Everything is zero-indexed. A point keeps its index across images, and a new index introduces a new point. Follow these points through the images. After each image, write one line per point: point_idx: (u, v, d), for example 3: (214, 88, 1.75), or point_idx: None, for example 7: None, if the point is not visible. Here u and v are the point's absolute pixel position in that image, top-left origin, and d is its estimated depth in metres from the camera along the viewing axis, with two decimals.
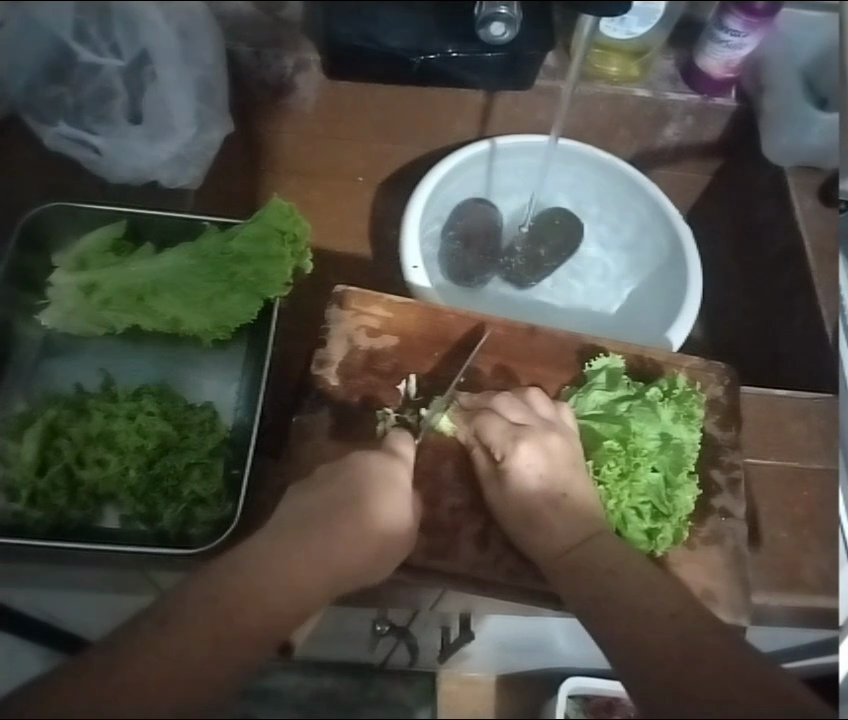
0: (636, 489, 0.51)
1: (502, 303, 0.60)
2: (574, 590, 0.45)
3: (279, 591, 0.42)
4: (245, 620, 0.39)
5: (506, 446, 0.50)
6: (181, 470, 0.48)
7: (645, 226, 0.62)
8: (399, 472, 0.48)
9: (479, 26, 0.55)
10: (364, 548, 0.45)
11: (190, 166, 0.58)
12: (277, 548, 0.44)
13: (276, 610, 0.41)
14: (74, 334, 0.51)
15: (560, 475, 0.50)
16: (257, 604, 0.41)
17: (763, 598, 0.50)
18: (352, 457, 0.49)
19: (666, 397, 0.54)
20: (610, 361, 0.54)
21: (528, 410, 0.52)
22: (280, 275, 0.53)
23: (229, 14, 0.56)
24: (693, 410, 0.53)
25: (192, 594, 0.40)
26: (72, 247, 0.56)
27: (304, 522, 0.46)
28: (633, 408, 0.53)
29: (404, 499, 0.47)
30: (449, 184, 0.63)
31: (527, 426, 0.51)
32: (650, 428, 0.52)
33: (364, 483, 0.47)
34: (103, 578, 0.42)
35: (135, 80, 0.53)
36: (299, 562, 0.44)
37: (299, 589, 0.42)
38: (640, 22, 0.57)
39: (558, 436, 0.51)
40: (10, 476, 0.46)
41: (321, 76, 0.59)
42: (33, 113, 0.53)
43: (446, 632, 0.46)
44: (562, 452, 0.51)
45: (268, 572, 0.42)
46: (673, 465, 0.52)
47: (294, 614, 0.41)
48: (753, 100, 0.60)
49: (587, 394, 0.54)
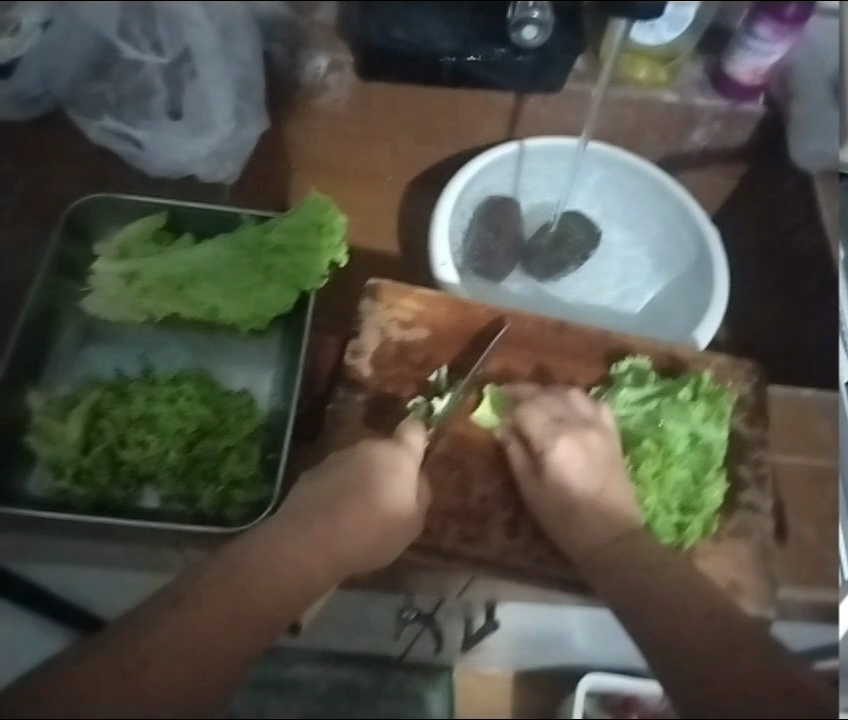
0: (666, 483, 0.51)
1: (522, 298, 0.58)
2: (608, 585, 0.46)
3: (286, 579, 0.43)
4: (257, 605, 0.42)
5: (546, 439, 0.52)
6: (219, 453, 0.47)
7: (671, 227, 0.63)
8: (404, 461, 0.49)
9: (514, 28, 0.63)
10: (370, 533, 0.46)
11: (228, 161, 0.58)
12: (286, 530, 0.45)
13: (284, 596, 0.43)
14: (115, 319, 0.52)
15: (595, 473, 0.51)
16: (268, 591, 0.42)
17: (790, 592, 0.49)
18: (357, 445, 0.50)
19: (695, 396, 0.54)
20: (637, 361, 0.55)
21: (568, 407, 0.52)
22: (316, 267, 0.54)
23: (266, 17, 0.62)
24: (723, 409, 0.54)
25: (208, 576, 0.42)
26: (112, 237, 0.54)
27: (312, 507, 0.47)
28: (663, 405, 0.53)
29: (406, 485, 0.48)
30: (480, 181, 0.63)
31: (566, 420, 0.52)
32: (679, 425, 0.52)
33: (369, 470, 0.48)
34: (134, 554, 0.44)
35: (174, 78, 0.59)
36: (305, 547, 0.45)
37: (305, 575, 0.44)
38: (670, 27, 0.64)
39: (597, 432, 0.52)
40: (55, 453, 0.46)
41: (355, 76, 0.63)
42: (78, 108, 0.57)
43: (470, 622, 0.47)
44: (602, 450, 0.51)
45: (276, 556, 0.43)
46: (702, 464, 0.52)
47: (301, 598, 0.43)
48: (781, 104, 0.63)
49: (616, 392, 0.54)
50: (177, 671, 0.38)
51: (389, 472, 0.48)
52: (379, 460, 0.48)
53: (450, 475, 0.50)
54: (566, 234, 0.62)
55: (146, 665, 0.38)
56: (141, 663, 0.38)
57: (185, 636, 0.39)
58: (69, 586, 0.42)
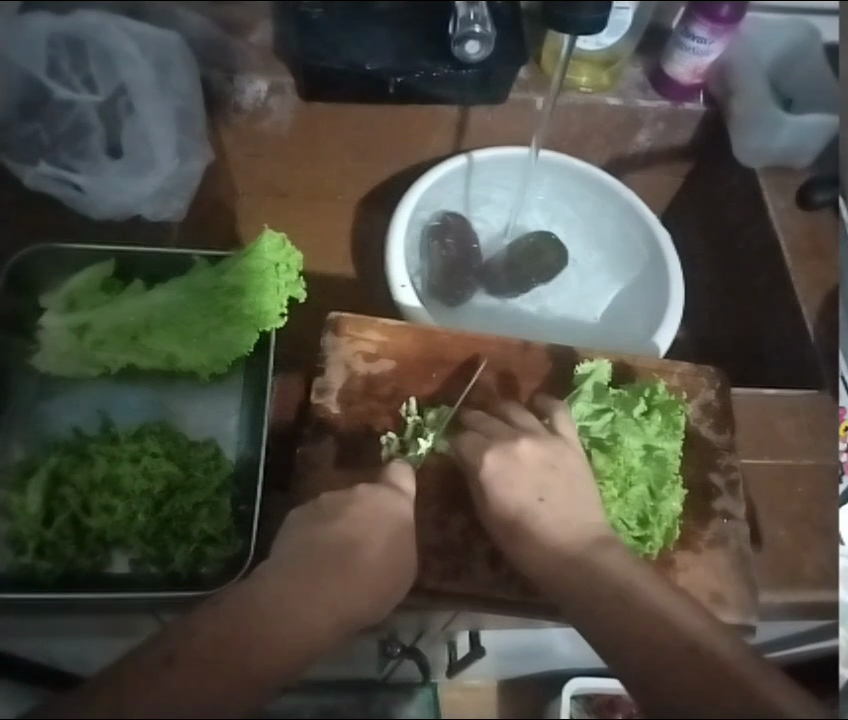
0: (628, 498, 0.51)
1: (485, 318, 0.61)
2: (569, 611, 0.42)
3: (295, 631, 0.39)
4: (269, 655, 0.37)
5: (474, 458, 0.49)
6: (189, 510, 0.46)
7: (621, 230, 0.64)
8: (402, 504, 0.47)
9: (457, 43, 0.59)
10: (378, 589, 0.43)
11: (174, 198, 0.58)
12: (291, 584, 0.41)
13: (292, 648, 0.38)
14: (69, 374, 0.51)
15: (535, 483, 0.47)
16: (271, 645, 0.37)
17: (768, 596, 0.51)
18: (358, 490, 0.47)
19: (649, 407, 0.54)
20: (597, 367, 0.54)
21: (503, 423, 0.51)
22: (275, 306, 0.54)
23: (199, 38, 0.56)
24: (678, 420, 0.54)
25: (208, 630, 0.37)
26: (60, 288, 0.52)
27: (318, 556, 0.43)
28: (618, 420, 0.53)
29: (409, 535, 0.46)
30: (431, 197, 0.64)
31: (494, 436, 0.50)
32: (632, 439, 0.52)
33: (374, 519, 0.45)
34: (107, 622, 0.42)
35: (111, 114, 0.55)
36: (313, 599, 0.40)
37: (313, 628, 0.39)
38: (609, 33, 0.56)
39: (527, 441, 0.49)
40: (15, 529, 0.44)
41: (296, 97, 0.59)
42: (11, 154, 0.53)
43: (452, 648, 0.50)
44: (532, 456, 0.48)
45: (282, 612, 0.39)
46: (658, 477, 0.52)
47: (305, 652, 0.38)
48: (723, 104, 0.58)
49: (573, 404, 0.53)
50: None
51: (396, 524, 0.46)
52: (384, 508, 0.46)
53: (428, 510, 0.50)
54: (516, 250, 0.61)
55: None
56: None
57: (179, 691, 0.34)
58: (47, 651, 0.42)
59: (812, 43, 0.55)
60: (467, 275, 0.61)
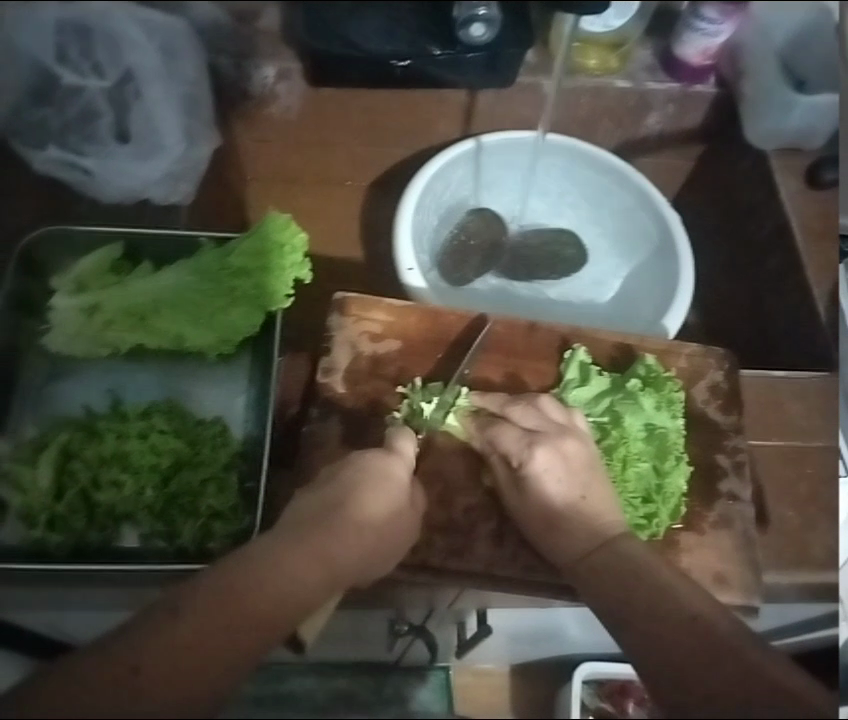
0: (627, 477, 0.52)
1: (499, 299, 0.58)
2: (593, 590, 0.43)
3: (289, 585, 0.40)
4: (261, 611, 0.38)
5: (522, 453, 0.50)
6: (196, 487, 0.47)
7: (632, 212, 0.64)
8: (395, 467, 0.48)
9: (461, 26, 0.60)
10: (368, 542, 0.44)
11: (182, 181, 0.57)
12: (286, 541, 0.43)
13: (286, 599, 0.39)
14: (79, 354, 0.52)
15: (578, 478, 0.50)
16: (267, 596, 0.39)
17: (774, 577, 0.48)
18: (352, 455, 0.49)
19: (645, 386, 0.54)
20: (579, 353, 0.55)
21: (541, 416, 0.51)
22: (281, 286, 0.55)
23: (208, 24, 0.59)
24: (672, 396, 0.54)
25: (208, 582, 0.39)
26: (69, 270, 0.54)
27: (307, 518, 0.45)
28: (616, 402, 0.54)
29: (402, 493, 0.47)
30: (440, 183, 0.63)
31: (541, 431, 0.51)
32: (633, 419, 0.53)
33: (361, 480, 0.47)
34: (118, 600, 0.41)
35: (118, 98, 0.56)
36: (306, 553, 0.42)
37: (308, 580, 0.41)
38: (618, 14, 0.61)
39: (573, 439, 0.51)
40: (27, 503, 0.45)
41: (304, 84, 0.62)
42: (23, 138, 0.55)
43: (462, 628, 0.46)
44: (580, 456, 0.51)
45: (277, 566, 0.41)
46: (659, 453, 0.53)
47: (303, 606, 0.40)
48: (733, 85, 0.62)
49: (566, 393, 0.54)
50: (167, 696, 0.34)
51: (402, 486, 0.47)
52: (375, 467, 0.48)
53: (431, 489, 0.50)
54: (527, 246, 0.62)
55: (140, 669, 0.35)
56: (135, 668, 0.35)
57: (184, 642, 0.36)
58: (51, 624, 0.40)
59: (823, 33, 0.60)
60: (481, 259, 0.60)
